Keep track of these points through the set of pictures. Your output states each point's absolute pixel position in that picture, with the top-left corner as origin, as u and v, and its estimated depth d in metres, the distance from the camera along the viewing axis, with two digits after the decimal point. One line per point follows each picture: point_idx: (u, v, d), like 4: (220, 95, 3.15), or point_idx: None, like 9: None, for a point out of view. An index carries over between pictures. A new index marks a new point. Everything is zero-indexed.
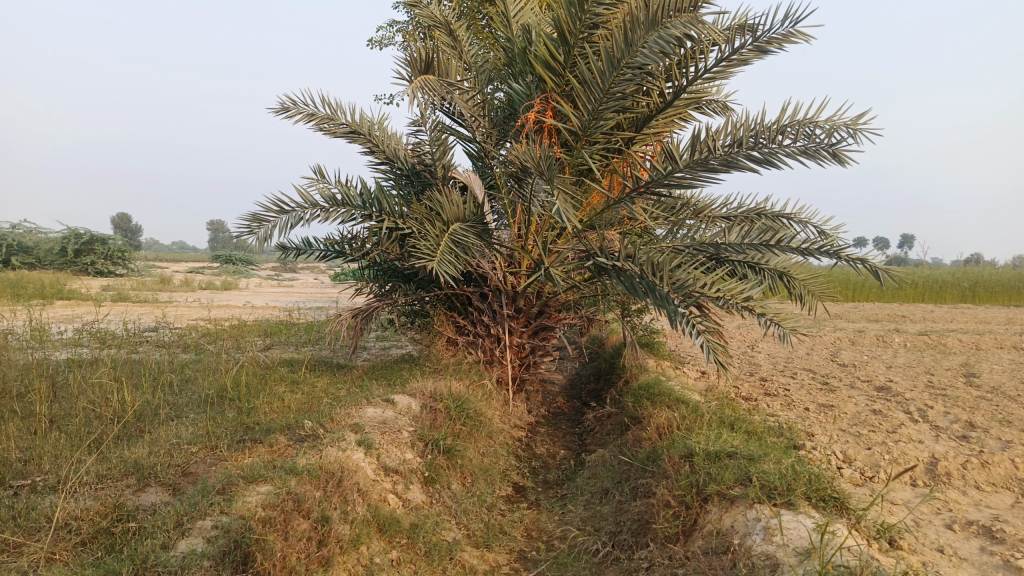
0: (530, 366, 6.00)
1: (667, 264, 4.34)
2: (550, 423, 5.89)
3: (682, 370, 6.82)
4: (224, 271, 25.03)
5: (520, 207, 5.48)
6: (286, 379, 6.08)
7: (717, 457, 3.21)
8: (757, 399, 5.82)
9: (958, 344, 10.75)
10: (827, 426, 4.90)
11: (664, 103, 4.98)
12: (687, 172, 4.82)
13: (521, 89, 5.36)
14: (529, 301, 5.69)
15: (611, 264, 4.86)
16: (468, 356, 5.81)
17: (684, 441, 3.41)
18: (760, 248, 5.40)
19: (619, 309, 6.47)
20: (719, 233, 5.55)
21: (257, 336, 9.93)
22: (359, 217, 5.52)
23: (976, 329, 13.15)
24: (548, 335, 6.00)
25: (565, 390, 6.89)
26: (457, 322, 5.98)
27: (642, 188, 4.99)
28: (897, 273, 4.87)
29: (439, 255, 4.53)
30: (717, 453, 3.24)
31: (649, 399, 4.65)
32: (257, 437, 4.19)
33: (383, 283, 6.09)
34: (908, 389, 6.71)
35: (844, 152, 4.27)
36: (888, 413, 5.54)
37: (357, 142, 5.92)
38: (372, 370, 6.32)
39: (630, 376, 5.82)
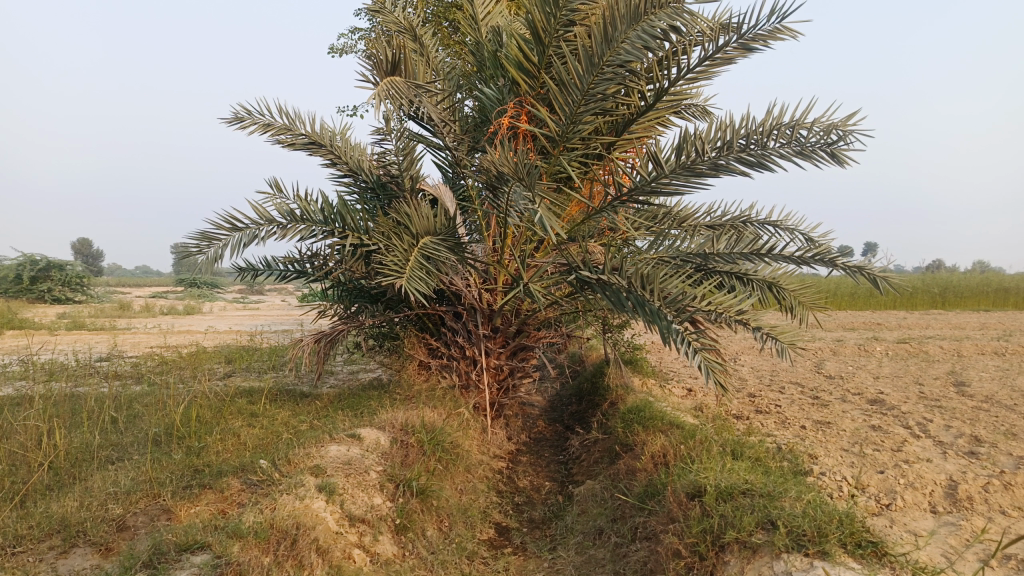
0: (508, 389, 5.60)
1: (657, 276, 3.98)
2: (532, 450, 5.49)
3: (667, 388, 6.48)
4: (187, 296, 24.20)
5: (494, 219, 5.11)
6: (245, 411, 5.61)
7: (727, 495, 2.86)
8: (750, 418, 5.49)
9: (939, 351, 10.58)
10: (829, 447, 4.57)
11: (646, 105, 4.65)
12: (673, 178, 4.48)
13: (492, 94, 5.00)
14: (506, 320, 5.30)
15: (595, 278, 4.48)
16: (442, 380, 5.39)
17: (688, 476, 3.05)
18: (750, 257, 5.08)
19: (600, 325, 6.12)
20: (706, 242, 5.22)
21: (217, 363, 9.38)
22: (321, 233, 5.11)
23: (954, 335, 13.05)
24: (528, 355, 5.62)
25: (545, 412, 6.50)
26: (429, 344, 5.57)
27: (625, 196, 4.64)
28: (899, 281, 4.57)
29: (408, 272, 4.13)
30: (728, 490, 2.89)
31: (640, 424, 4.28)
32: (206, 482, 3.74)
33: (348, 304, 5.67)
34: (902, 401, 6.43)
35: (843, 152, 3.98)
36: (888, 429, 5.24)
37: (317, 153, 5.52)
38: (339, 398, 5.87)
39: (616, 398, 5.45)
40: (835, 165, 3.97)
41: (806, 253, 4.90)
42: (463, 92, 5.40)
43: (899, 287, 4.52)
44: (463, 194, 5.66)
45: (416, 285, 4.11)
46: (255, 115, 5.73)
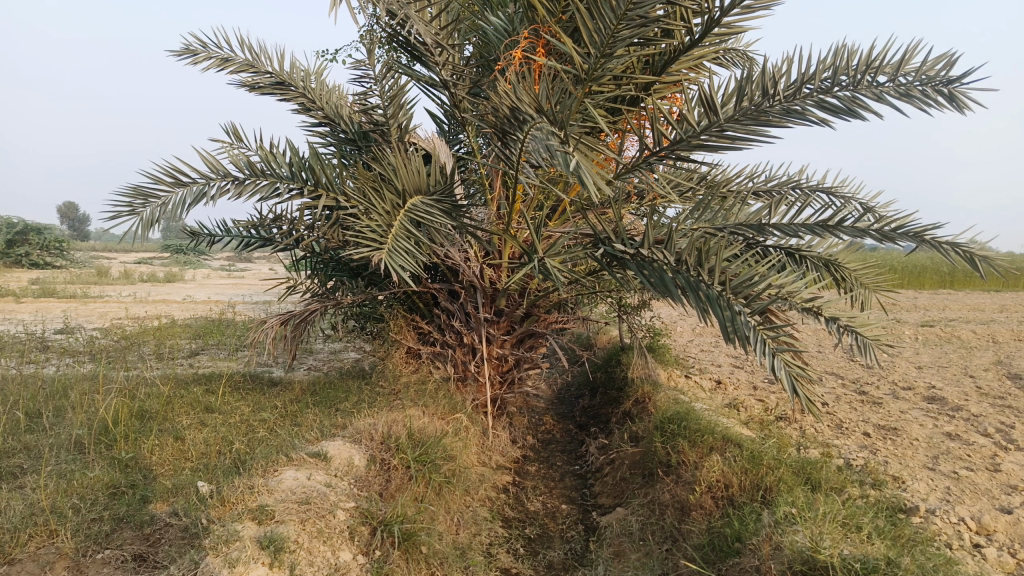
0: (513, 383, 4.71)
1: (719, 251, 3.05)
2: (541, 457, 4.61)
3: (693, 381, 5.63)
4: (168, 262, 23.17)
5: (501, 177, 4.17)
6: (199, 403, 4.70)
7: None
8: (799, 422, 4.65)
9: (971, 336, 9.74)
10: (910, 466, 3.73)
11: (696, 36, 3.68)
12: (730, 128, 3.54)
13: (498, 24, 4.02)
14: (512, 301, 4.37)
15: (630, 253, 3.52)
16: (434, 372, 4.51)
17: (796, 545, 2.23)
18: (817, 230, 4.00)
19: (618, 306, 5.24)
20: (762, 209, 4.14)
21: (184, 340, 8.43)
22: (286, 192, 4.15)
23: (979, 318, 12.23)
24: (536, 343, 4.72)
25: (553, 405, 5.64)
26: (419, 327, 4.66)
27: (666, 150, 3.71)
28: (1006, 262, 3.65)
29: (391, 240, 3.14)
30: (865, 573, 2.11)
31: (686, 438, 3.40)
32: (122, 514, 2.84)
33: (324, 279, 4.77)
34: (964, 399, 5.57)
35: (965, 94, 3.00)
36: (967, 437, 4.39)
37: (285, 96, 4.57)
38: (312, 389, 4.99)
39: (642, 397, 4.57)
40: (954, 111, 3.02)
41: (885, 225, 3.96)
42: (464, 24, 4.42)
43: (1008, 269, 3.61)
44: (462, 151, 4.71)
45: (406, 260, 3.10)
46: (209, 47, 4.75)
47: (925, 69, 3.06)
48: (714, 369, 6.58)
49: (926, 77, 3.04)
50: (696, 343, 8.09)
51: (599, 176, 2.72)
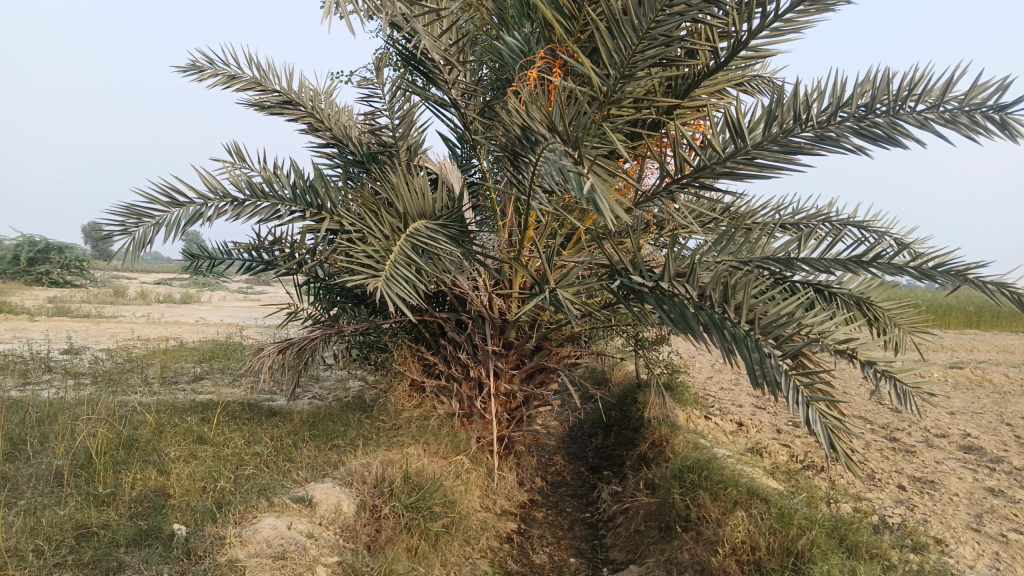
0: (522, 421, 4.44)
1: (748, 286, 2.79)
2: (549, 502, 4.32)
3: (713, 423, 5.33)
4: (184, 284, 23.21)
5: (513, 203, 3.94)
6: (192, 432, 4.48)
7: None
8: (828, 471, 4.33)
9: (1003, 380, 9.33)
10: (952, 527, 3.40)
11: (723, 59, 3.45)
12: (759, 154, 3.30)
13: (514, 43, 3.82)
14: (522, 334, 4.12)
15: (649, 287, 3.26)
16: (438, 407, 4.26)
17: None
18: (850, 267, 3.73)
19: (635, 342, 4.96)
20: (790, 242, 3.87)
21: (190, 364, 8.25)
22: (287, 214, 3.96)
23: (1009, 360, 11.79)
24: (547, 379, 4.45)
25: (564, 443, 5.34)
26: (424, 359, 4.41)
27: (689, 177, 3.47)
28: None
29: (391, 263, 2.91)
30: None
31: (707, 491, 3.12)
32: (87, 560, 2.60)
33: (327, 306, 4.55)
34: (1003, 450, 5.22)
35: (1018, 121, 2.73)
36: (1011, 494, 4.04)
37: (292, 116, 4.40)
38: (311, 420, 4.75)
39: (658, 440, 4.29)
40: (1006, 140, 2.75)
41: (924, 261, 3.68)
42: (479, 44, 4.22)
43: None
44: (474, 176, 4.51)
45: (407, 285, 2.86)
46: (217, 65, 4.62)
47: (974, 93, 2.80)
48: (734, 409, 6.27)
49: (976, 102, 2.78)
50: (715, 381, 7.78)
51: (616, 202, 2.49)
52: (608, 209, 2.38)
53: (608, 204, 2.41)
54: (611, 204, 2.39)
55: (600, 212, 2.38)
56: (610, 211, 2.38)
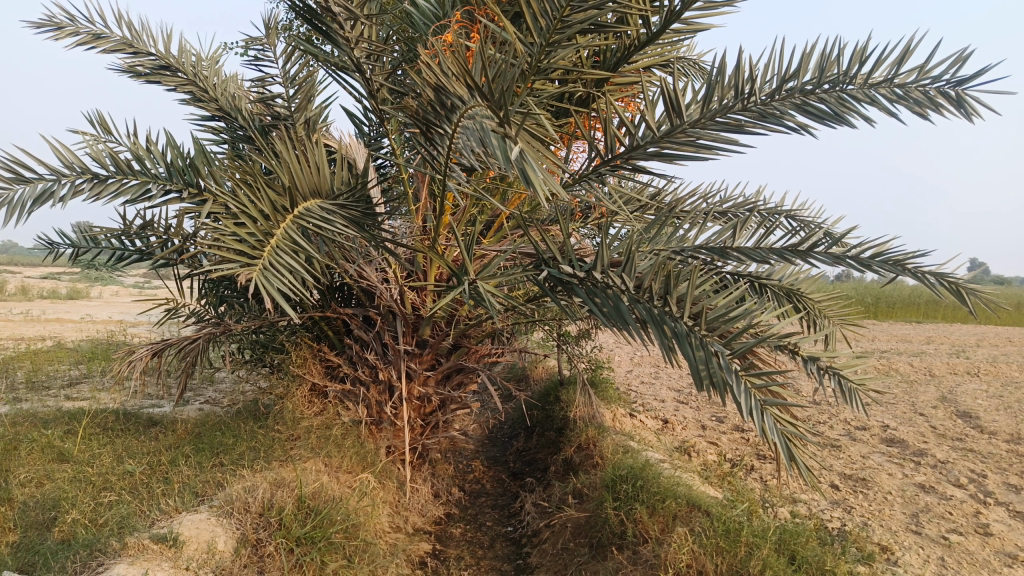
0: (437, 427, 4.03)
1: (694, 276, 2.47)
2: (467, 515, 3.94)
3: (638, 422, 5.07)
4: (72, 278, 21.50)
5: (427, 184, 3.53)
6: (51, 447, 3.85)
7: None
8: (759, 471, 4.13)
9: (908, 369, 9.59)
10: (893, 530, 3.22)
11: (659, 28, 3.12)
12: (697, 133, 3.02)
13: (426, 7, 3.38)
14: (438, 331, 3.71)
15: (579, 278, 2.91)
16: (342, 414, 3.79)
17: None
18: (786, 256, 3.50)
19: (558, 338, 4.63)
20: (725, 231, 3.62)
21: (67, 366, 7.40)
22: (160, 195, 3.39)
23: (909, 349, 12.23)
24: (465, 380, 4.06)
25: (483, 446, 4.97)
26: (326, 360, 3.94)
27: (620, 157, 3.16)
28: (998, 297, 3.25)
29: (270, 249, 2.36)
30: None
31: (642, 505, 2.80)
32: None
33: (214, 301, 4.00)
34: (923, 442, 5.19)
35: (974, 97, 2.56)
36: (942, 490, 3.93)
37: (170, 83, 3.83)
38: (198, 431, 4.18)
39: (585, 443, 3.97)
40: (961, 118, 2.58)
41: (862, 251, 3.50)
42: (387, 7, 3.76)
43: (1001, 304, 3.20)
44: (382, 157, 4.05)
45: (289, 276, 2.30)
46: (79, 22, 3.98)
47: (929, 67, 2.60)
48: (658, 405, 6.06)
49: (932, 76, 2.58)
50: (637, 375, 7.59)
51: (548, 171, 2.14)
52: (541, 180, 2.04)
53: (540, 174, 2.07)
54: (544, 172, 2.06)
55: (531, 184, 2.04)
56: (542, 182, 2.05)
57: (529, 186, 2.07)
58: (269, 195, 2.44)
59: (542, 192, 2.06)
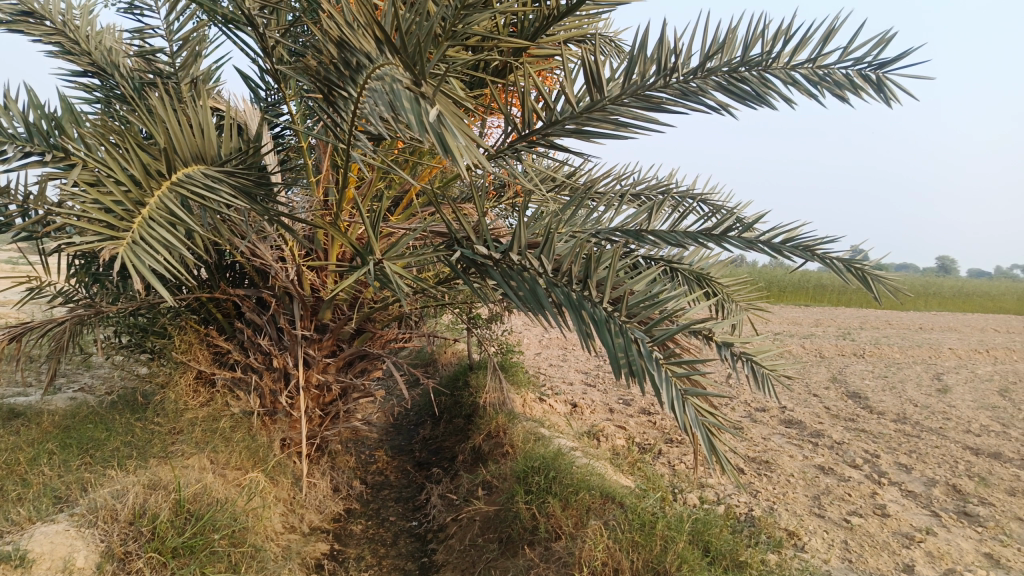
0: (338, 417, 3.78)
1: (616, 258, 2.35)
2: (369, 510, 3.72)
3: (547, 407, 4.98)
4: None
5: (329, 155, 3.26)
6: None
7: None
8: (668, 455, 4.11)
9: (801, 350, 9.99)
10: (798, 514, 3.24)
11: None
12: (617, 110, 2.91)
13: None
14: (339, 314, 3.46)
15: (493, 260, 2.73)
16: (233, 404, 3.49)
17: None
18: (700, 240, 3.46)
19: (468, 322, 4.46)
20: (640, 213, 3.53)
21: None
22: (16, 158, 2.96)
23: (800, 331, 12.81)
24: (369, 367, 3.82)
25: (388, 435, 4.75)
26: (215, 345, 3.61)
27: (536, 133, 3.00)
28: (901, 284, 3.31)
29: (141, 221, 2.04)
30: None
31: (555, 498, 2.68)
32: None
33: (85, 280, 3.58)
34: (819, 423, 5.35)
35: (893, 82, 2.58)
36: (840, 471, 4.03)
37: (31, 31, 3.36)
38: (67, 424, 3.76)
39: (495, 431, 3.83)
40: (880, 103, 2.60)
41: (773, 236, 3.50)
42: None
43: (905, 292, 3.26)
44: (280, 125, 3.73)
45: (162, 254, 1.99)
46: None
47: (852, 49, 2.61)
48: (566, 389, 6.00)
49: (854, 59, 2.59)
50: (546, 357, 7.53)
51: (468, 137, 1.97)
52: (461, 148, 1.88)
53: (461, 141, 1.90)
54: (464, 139, 1.89)
55: (450, 153, 1.87)
56: (463, 150, 1.89)
57: (448, 156, 1.89)
58: (140, 159, 2.11)
59: (463, 159, 1.90)
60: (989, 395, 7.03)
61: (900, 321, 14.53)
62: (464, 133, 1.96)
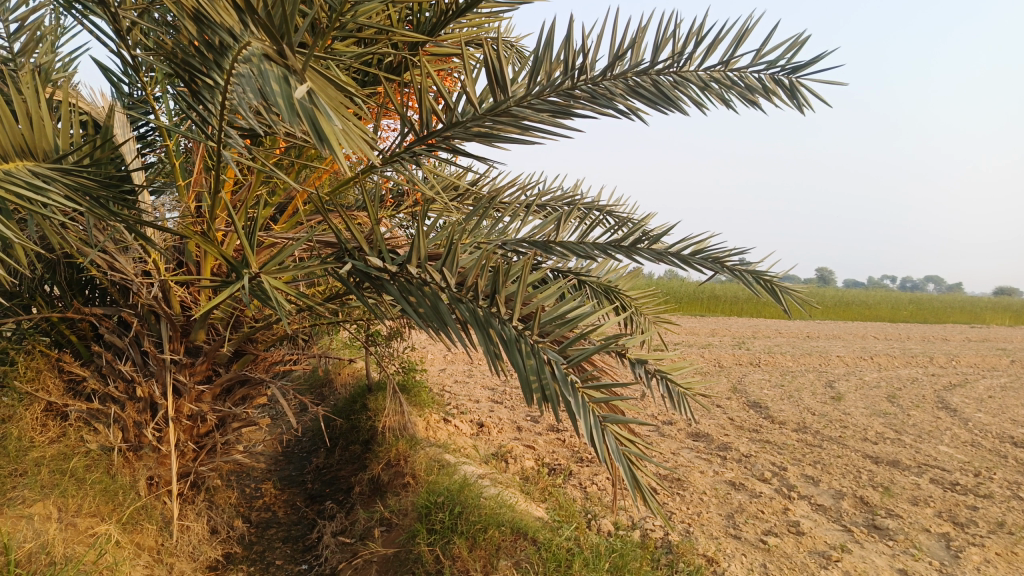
0: (215, 450, 3.37)
1: (527, 272, 2.12)
2: (252, 554, 3.33)
3: (451, 428, 4.71)
4: None
5: (200, 156, 2.88)
6: None
7: None
8: (580, 474, 3.92)
9: (702, 360, 10.15)
10: (714, 536, 3.11)
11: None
12: (523, 112, 2.70)
13: None
14: (215, 335, 3.07)
15: (388, 274, 2.44)
16: (87, 441, 3.02)
17: None
18: (609, 252, 3.29)
19: (365, 339, 4.13)
20: (547, 223, 3.33)
21: None
22: None
23: (699, 341, 13.09)
24: (251, 394, 3.44)
25: (276, 465, 4.34)
26: (66, 371, 3.12)
27: (436, 135, 2.75)
28: (808, 296, 3.27)
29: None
30: None
31: (461, 537, 2.42)
32: None
33: None
34: (725, 435, 5.33)
35: (806, 88, 2.50)
36: (751, 486, 3.95)
37: None
38: None
39: (395, 459, 3.53)
40: (793, 109, 2.50)
41: (682, 247, 3.38)
42: None
43: (813, 304, 3.22)
44: (146, 122, 3.31)
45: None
46: None
47: (765, 52, 2.51)
48: (470, 407, 5.73)
49: (767, 63, 2.49)
50: (449, 373, 7.25)
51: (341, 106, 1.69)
52: (338, 133, 1.62)
53: (336, 124, 1.63)
54: (341, 122, 1.63)
55: (326, 140, 1.61)
56: (338, 133, 1.65)
57: (323, 143, 1.64)
58: None
59: (341, 145, 1.65)
60: (879, 401, 7.30)
61: (790, 330, 15.15)
62: (338, 110, 1.70)
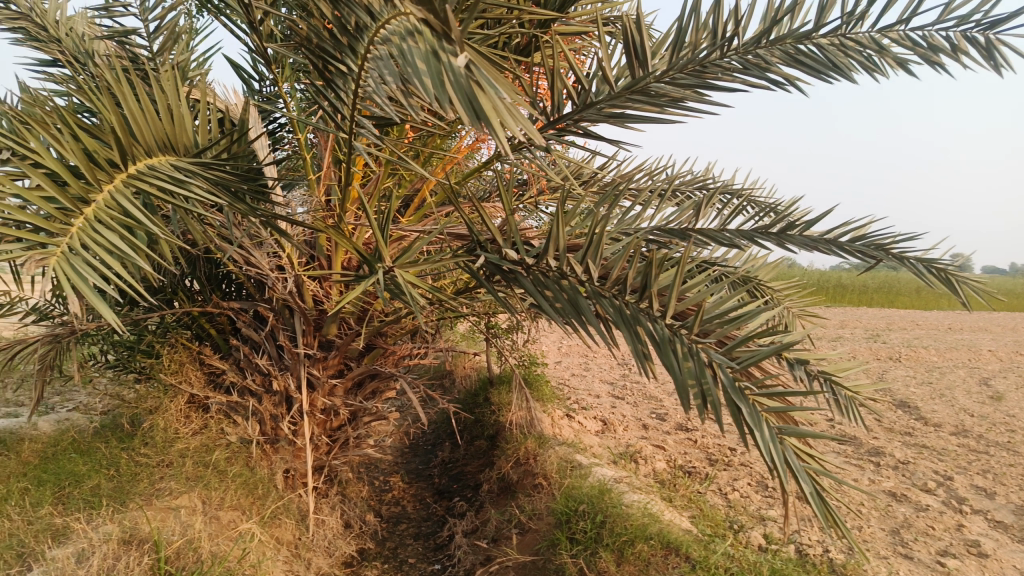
0: (347, 444, 3.37)
1: (684, 263, 1.91)
2: (385, 550, 3.31)
3: (577, 424, 4.55)
4: None
5: (330, 149, 2.84)
6: None
7: None
8: (719, 477, 3.67)
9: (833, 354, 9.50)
10: (881, 555, 2.80)
11: None
12: (666, 89, 2.48)
13: None
14: (346, 329, 3.04)
15: (525, 267, 2.30)
16: (228, 433, 3.08)
17: None
18: (757, 239, 3.01)
19: (489, 333, 4.04)
20: (687, 210, 3.09)
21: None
22: None
23: (827, 333, 12.31)
24: (380, 388, 3.41)
25: (403, 459, 4.33)
26: (207, 365, 3.19)
27: (569, 118, 2.58)
28: (990, 286, 2.87)
29: (84, 224, 1.62)
30: None
31: (607, 550, 2.26)
32: None
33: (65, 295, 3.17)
34: (874, 437, 4.89)
35: (1005, 45, 2.15)
36: (914, 497, 3.57)
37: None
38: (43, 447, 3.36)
39: (524, 458, 3.41)
40: (988, 71, 2.16)
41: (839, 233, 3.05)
42: None
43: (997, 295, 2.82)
44: (276, 118, 3.33)
45: (107, 264, 1.56)
46: None
47: (955, 6, 2.17)
48: (593, 402, 5.56)
49: (957, 19, 2.16)
50: (567, 366, 7.11)
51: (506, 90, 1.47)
52: (498, 107, 1.39)
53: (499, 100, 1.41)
54: (503, 96, 1.40)
55: (484, 116, 1.38)
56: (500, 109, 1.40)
57: (481, 124, 1.40)
58: (85, 144, 1.67)
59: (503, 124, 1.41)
60: None
61: (929, 321, 14.01)
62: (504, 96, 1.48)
